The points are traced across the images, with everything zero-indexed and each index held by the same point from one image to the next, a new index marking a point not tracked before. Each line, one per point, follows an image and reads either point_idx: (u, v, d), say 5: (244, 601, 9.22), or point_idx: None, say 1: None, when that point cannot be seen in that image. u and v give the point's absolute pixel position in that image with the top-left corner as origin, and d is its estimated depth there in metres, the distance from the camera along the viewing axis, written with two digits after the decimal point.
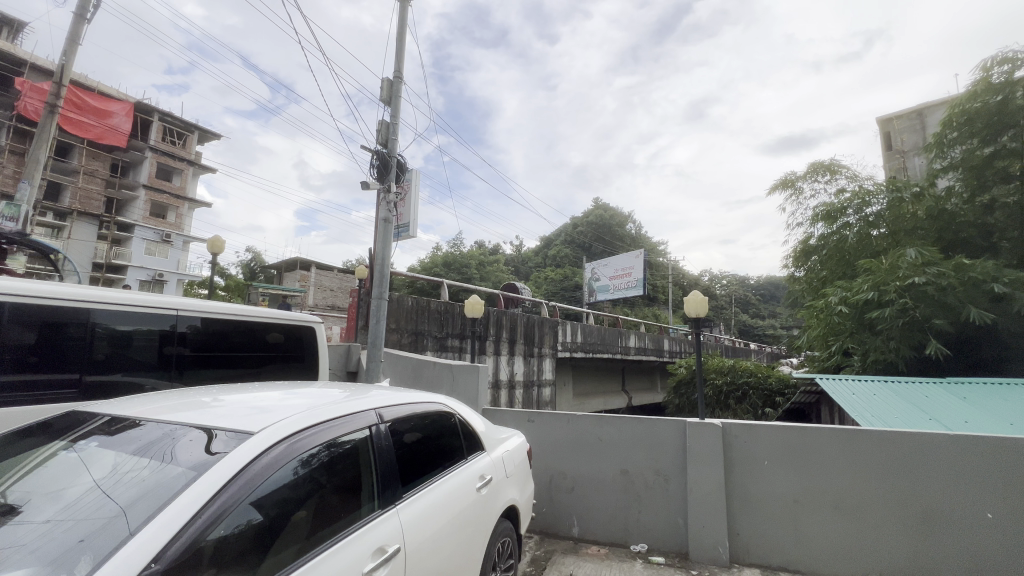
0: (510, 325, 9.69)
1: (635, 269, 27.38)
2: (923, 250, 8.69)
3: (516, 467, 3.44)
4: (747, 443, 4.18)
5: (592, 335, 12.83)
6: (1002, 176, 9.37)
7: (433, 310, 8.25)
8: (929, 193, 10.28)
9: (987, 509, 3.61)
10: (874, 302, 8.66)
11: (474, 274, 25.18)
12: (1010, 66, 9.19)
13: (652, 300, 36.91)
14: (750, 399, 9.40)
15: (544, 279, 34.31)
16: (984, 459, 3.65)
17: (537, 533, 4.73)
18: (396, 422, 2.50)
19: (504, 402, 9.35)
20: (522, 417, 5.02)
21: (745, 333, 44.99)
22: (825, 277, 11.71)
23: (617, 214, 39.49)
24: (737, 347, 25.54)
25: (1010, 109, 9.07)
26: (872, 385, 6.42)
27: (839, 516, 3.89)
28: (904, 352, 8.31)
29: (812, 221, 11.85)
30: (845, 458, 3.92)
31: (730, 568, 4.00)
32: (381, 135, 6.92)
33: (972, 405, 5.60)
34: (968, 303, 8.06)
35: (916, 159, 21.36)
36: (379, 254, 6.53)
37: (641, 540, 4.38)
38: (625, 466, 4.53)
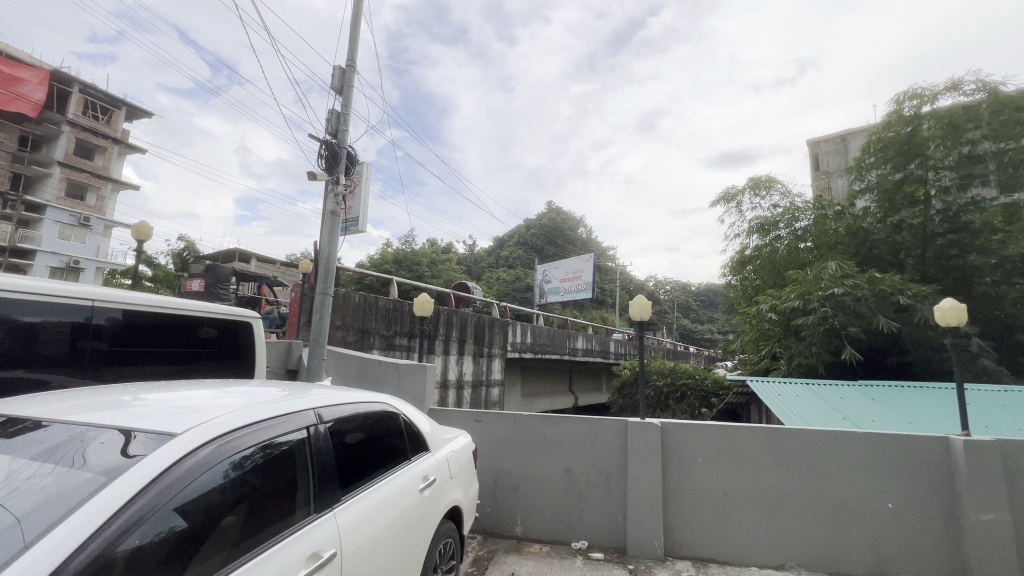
0: (460, 325, 9.61)
1: (586, 272, 27.99)
2: (842, 264, 9.54)
3: (461, 467, 3.42)
4: (684, 442, 4.39)
5: (541, 336, 12.99)
6: (909, 199, 10.39)
7: (381, 307, 8.03)
8: (849, 212, 11.28)
9: (889, 499, 3.99)
10: (800, 309, 9.46)
11: (426, 272, 24.83)
12: (918, 101, 10.18)
13: (600, 302, 37.93)
14: (688, 400, 9.85)
15: (496, 279, 34.36)
16: (888, 454, 4.04)
17: (480, 533, 4.72)
18: (338, 423, 2.42)
19: (452, 402, 9.27)
20: (469, 417, 5.00)
21: (686, 337, 47.36)
22: (758, 285, 12.49)
23: (569, 218, 40.25)
24: (678, 350, 26.75)
25: (918, 140, 10.06)
26: (796, 387, 6.94)
27: (763, 509, 4.16)
28: (824, 356, 9.00)
29: (748, 232, 12.65)
30: (771, 454, 4.20)
31: (664, 561, 4.18)
32: (331, 125, 6.64)
33: (880, 406, 6.18)
34: (878, 312, 8.91)
35: (838, 180, 23.32)
36: (325, 248, 6.28)
37: (583, 537, 4.48)
38: (569, 465, 4.62)
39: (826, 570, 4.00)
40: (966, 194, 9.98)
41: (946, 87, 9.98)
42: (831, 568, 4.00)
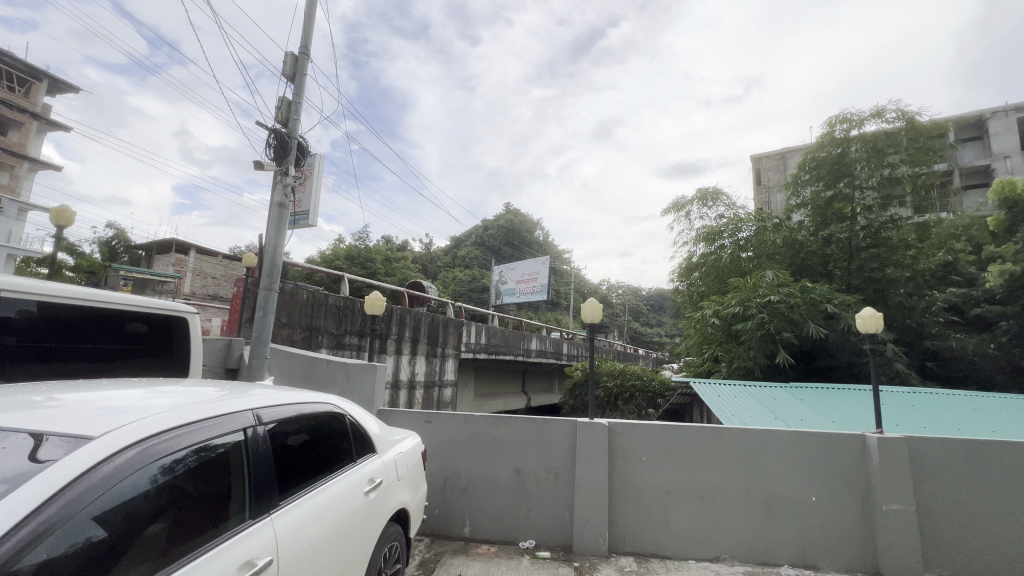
0: (414, 324, 9.46)
1: (541, 275, 28.27)
2: (779, 273, 10.20)
3: (409, 469, 3.37)
4: (630, 442, 4.53)
5: (495, 337, 12.99)
6: (838, 215, 11.23)
7: (330, 304, 7.76)
8: (786, 225, 12.08)
9: (813, 492, 4.30)
10: (740, 315, 10.01)
11: (380, 269, 24.22)
12: (847, 125, 11.03)
13: (554, 304, 38.50)
14: (636, 401, 10.18)
15: (452, 278, 34.05)
16: (813, 451, 4.35)
17: (427, 535, 4.66)
18: (280, 424, 2.32)
19: (403, 403, 9.10)
20: (419, 418, 4.93)
21: (636, 340, 48.93)
22: (703, 290, 13.08)
23: (526, 220, 40.57)
24: (628, 352, 27.58)
25: (847, 160, 10.88)
26: (734, 388, 7.34)
27: (701, 504, 4.37)
28: (760, 359, 9.57)
29: (695, 240, 13.25)
30: (709, 452, 4.42)
31: (608, 558, 4.29)
32: (281, 113, 6.35)
33: (806, 407, 6.65)
34: (808, 320, 9.58)
35: (777, 195, 24.91)
36: (270, 241, 6.00)
37: (530, 536, 4.53)
38: (519, 465, 4.65)
39: (756, 560, 4.25)
40: (886, 212, 10.95)
41: (871, 113, 10.88)
42: (761, 559, 4.25)
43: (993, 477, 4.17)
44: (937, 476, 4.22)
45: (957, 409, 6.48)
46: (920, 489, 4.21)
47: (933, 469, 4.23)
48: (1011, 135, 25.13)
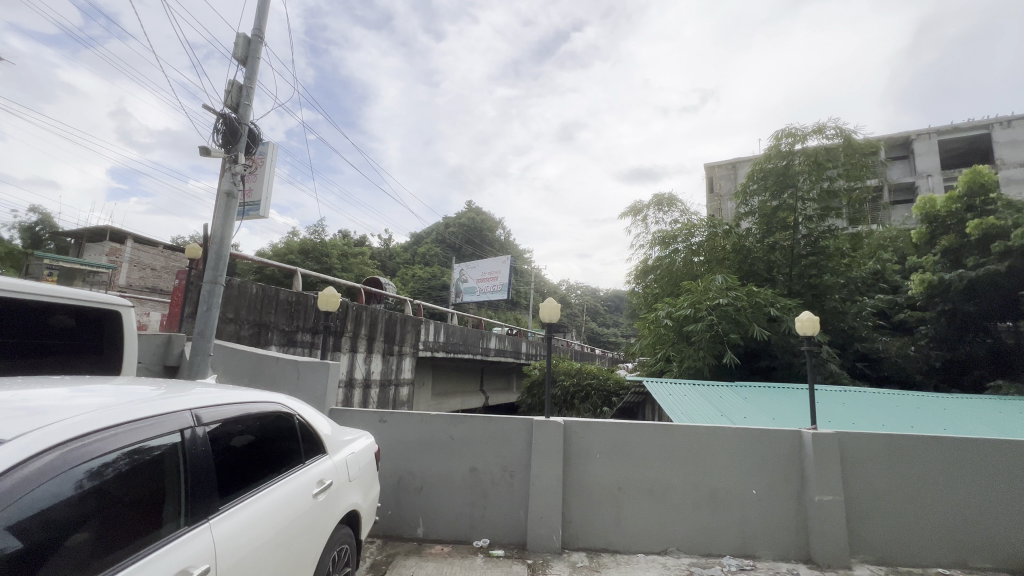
0: (370, 321, 9.24)
1: (501, 274, 28.35)
2: (728, 277, 10.73)
3: (362, 470, 3.29)
4: (585, 440, 4.61)
5: (454, 335, 12.90)
6: (782, 224, 11.84)
7: (281, 300, 7.43)
8: (735, 232, 12.69)
9: (753, 486, 4.53)
10: (691, 317, 10.45)
11: (336, 264, 23.49)
12: (792, 139, 11.72)
13: (514, 304, 38.62)
14: (591, 399, 10.36)
15: (411, 276, 33.47)
16: (754, 448, 4.59)
17: (380, 537, 4.57)
18: (222, 425, 2.20)
19: (357, 402, 8.86)
20: (373, 418, 4.81)
21: (593, 340, 49.94)
22: (657, 292, 13.54)
23: (488, 219, 40.50)
24: (585, 352, 28.07)
25: (791, 173, 11.56)
26: (684, 387, 7.64)
27: (651, 500, 4.51)
28: (708, 360, 9.99)
29: (651, 244, 13.77)
30: (658, 449, 4.57)
31: (561, 554, 4.35)
32: (231, 97, 6.02)
33: (749, 404, 7.02)
34: (752, 321, 10.10)
35: (727, 204, 26.13)
36: (216, 232, 5.68)
37: (484, 535, 4.52)
38: (474, 465, 4.64)
39: (700, 551, 4.44)
40: (824, 222, 11.70)
41: (813, 129, 11.60)
42: (705, 550, 4.44)
43: (914, 467, 4.54)
44: (864, 468, 4.56)
45: (882, 406, 7.02)
46: (849, 481, 4.53)
47: (861, 461, 4.56)
48: (933, 156, 27.50)
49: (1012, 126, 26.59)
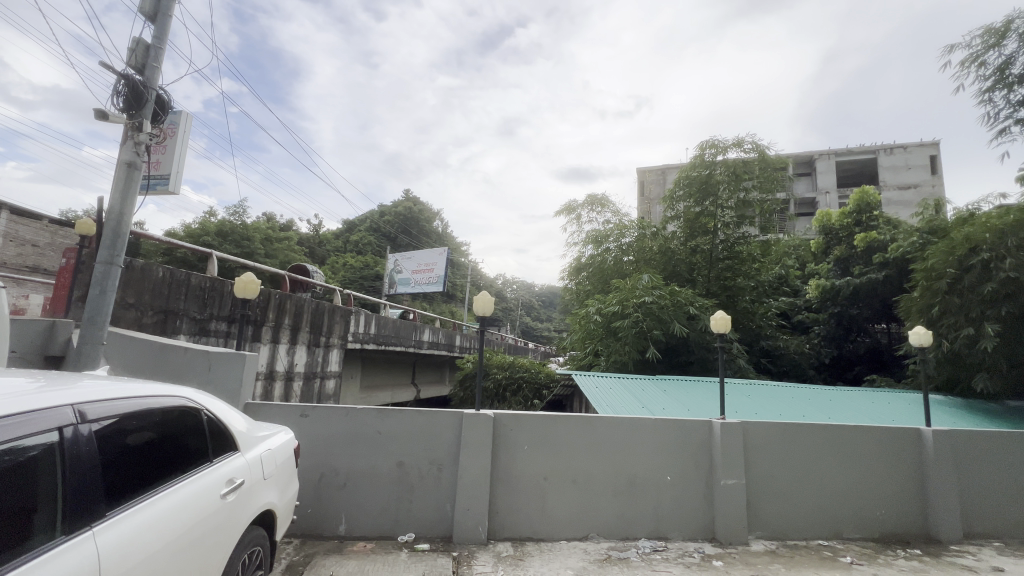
0: (294, 311, 8.73)
1: (438, 265, 27.95)
2: (654, 277, 11.41)
3: (279, 468, 3.10)
4: (513, 432, 4.69)
5: (386, 327, 12.52)
6: (703, 229, 12.76)
7: (192, 285, 6.80)
8: (661, 234, 13.44)
9: (668, 472, 4.85)
10: (618, 313, 10.97)
11: (258, 249, 21.92)
12: (715, 150, 12.55)
13: (450, 297, 38.20)
14: (523, 392, 10.51)
15: (342, 264, 31.97)
16: (670, 437, 4.91)
17: (297, 537, 4.36)
18: (116, 421, 1.99)
19: (278, 395, 8.36)
20: (294, 412, 4.56)
21: (527, 334, 50.86)
22: (589, 289, 14.04)
23: (425, 209, 39.64)
24: (519, 345, 28.48)
25: (712, 181, 12.40)
26: (610, 380, 8.01)
27: (575, 489, 4.69)
28: (633, 354, 10.49)
29: (585, 243, 14.24)
30: (583, 439, 4.76)
31: (486, 545, 4.39)
32: (135, 57, 5.37)
33: (668, 397, 7.49)
34: (674, 319, 10.74)
35: (656, 207, 27.61)
36: (114, 207, 5.08)
37: (409, 529, 4.46)
38: (401, 459, 4.55)
39: (618, 535, 4.68)
40: (740, 229, 12.68)
41: (733, 143, 12.50)
42: (622, 534, 4.69)
43: (805, 451, 5.10)
44: (763, 453, 5.03)
45: (782, 398, 7.78)
46: (750, 466, 4.98)
47: (761, 447, 5.03)
48: (831, 175, 30.83)
49: (893, 153, 30.44)
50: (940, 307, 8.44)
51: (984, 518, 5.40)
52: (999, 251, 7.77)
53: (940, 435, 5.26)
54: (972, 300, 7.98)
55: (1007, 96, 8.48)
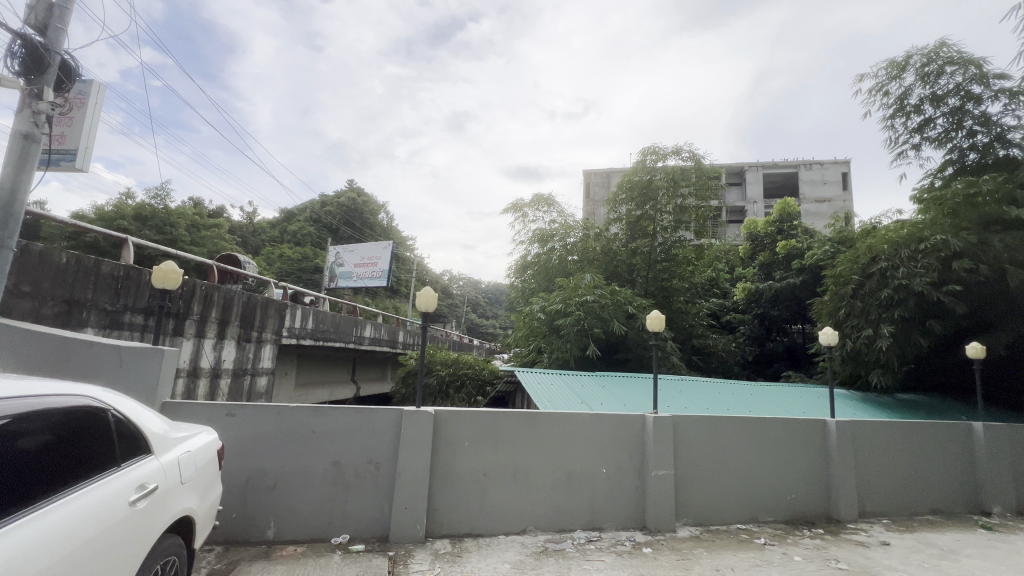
0: (223, 304, 8.18)
1: (382, 259, 27.20)
2: (595, 276, 11.76)
3: (199, 471, 2.90)
4: (453, 429, 4.67)
5: (325, 322, 12.02)
6: (643, 232, 13.33)
7: (103, 273, 6.18)
8: (603, 235, 13.88)
9: (604, 465, 5.03)
10: (561, 311, 11.22)
11: (183, 236, 20.26)
12: (655, 157, 13.08)
13: (394, 292, 37.28)
14: (466, 389, 10.47)
15: (278, 255, 30.27)
16: (607, 431, 5.09)
17: (219, 544, 4.10)
18: (4, 423, 1.78)
19: (202, 393, 7.80)
20: (218, 411, 4.27)
21: (472, 330, 50.72)
22: (534, 287, 14.25)
23: (369, 201, 38.40)
24: (464, 341, 28.37)
25: (652, 187, 12.94)
26: (552, 377, 8.18)
27: (514, 484, 4.75)
28: (574, 351, 10.78)
29: (531, 241, 14.38)
30: (523, 434, 4.83)
31: (424, 543, 4.35)
32: (35, 16, 4.77)
33: (606, 392, 7.76)
34: (613, 317, 11.12)
35: (600, 209, 28.48)
36: (5, 184, 4.51)
37: (344, 531, 4.32)
38: (337, 458, 4.40)
39: (555, 528, 4.80)
40: (676, 233, 13.34)
41: (672, 151, 13.10)
42: (559, 526, 4.81)
43: (728, 442, 5.47)
44: (691, 445, 5.35)
45: (709, 394, 8.29)
46: (679, 457, 5.28)
47: (689, 439, 5.35)
48: (758, 186, 33.23)
49: (812, 169, 33.27)
50: (845, 309, 9.36)
51: (877, 499, 6.04)
52: (894, 260, 8.76)
53: (842, 425, 5.83)
54: (872, 304, 8.89)
55: (905, 123, 9.52)
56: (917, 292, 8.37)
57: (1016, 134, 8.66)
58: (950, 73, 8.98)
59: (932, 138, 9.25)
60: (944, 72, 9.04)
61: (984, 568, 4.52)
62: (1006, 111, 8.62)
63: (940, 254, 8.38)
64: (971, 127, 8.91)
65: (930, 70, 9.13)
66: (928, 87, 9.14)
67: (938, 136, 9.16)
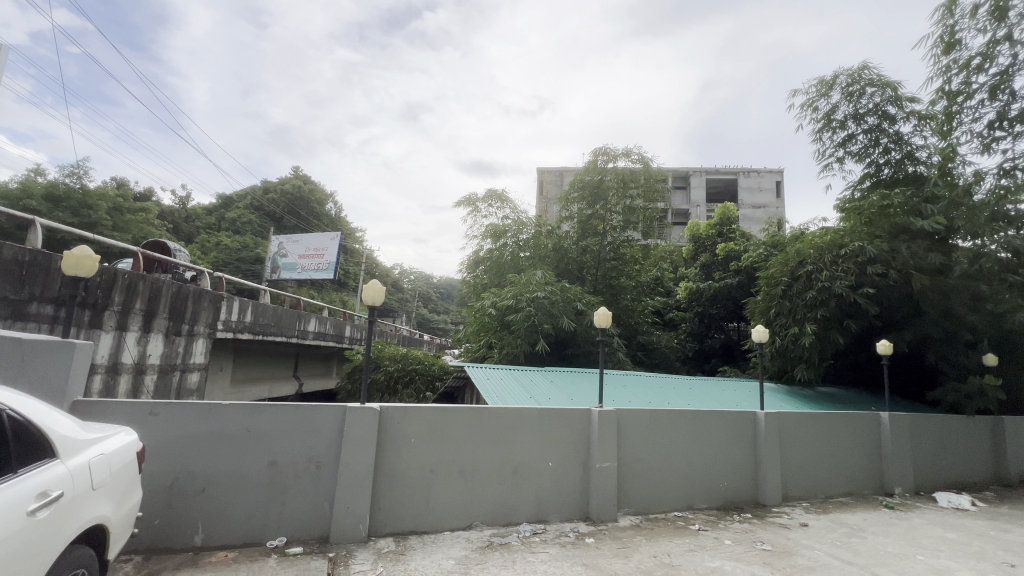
0: (149, 294, 7.56)
1: (329, 251, 26.17)
2: (546, 273, 11.90)
3: (114, 476, 2.63)
4: (399, 425, 4.57)
5: (265, 315, 11.41)
6: (594, 231, 13.66)
7: (4, 258, 5.53)
8: (555, 233, 14.11)
9: (550, 459, 5.12)
10: (512, 307, 11.27)
11: (104, 219, 18.51)
12: (606, 158, 13.39)
13: (341, 285, 36.01)
14: (415, 384, 10.28)
15: (214, 244, 28.38)
16: (553, 425, 5.18)
17: (140, 553, 3.80)
18: None
19: (124, 391, 7.20)
20: (139, 411, 3.94)
21: (423, 325, 50.00)
22: (486, 282, 14.23)
23: (317, 189, 36.84)
24: (413, 336, 27.84)
25: (603, 187, 13.25)
26: (501, 372, 8.22)
27: (460, 480, 4.73)
28: (524, 347, 10.88)
29: (483, 236, 14.33)
30: (470, 429, 4.82)
31: (366, 542, 4.24)
32: None
33: (555, 387, 7.90)
34: (563, 314, 11.32)
35: (553, 207, 28.92)
36: None
37: (280, 533, 4.13)
38: (274, 458, 4.19)
39: (500, 522, 4.83)
40: (625, 233, 13.75)
41: (622, 152, 13.47)
42: (505, 520, 4.85)
43: (667, 433, 5.73)
44: (633, 437, 5.54)
45: (652, 388, 8.63)
46: (622, 449, 5.45)
47: (632, 431, 5.54)
48: (701, 190, 35.00)
49: (749, 177, 35.40)
50: (775, 308, 10.05)
51: (798, 484, 6.54)
52: (818, 264, 9.48)
53: (770, 417, 6.25)
54: (798, 304, 9.59)
55: (831, 137, 10.31)
56: (837, 294, 9.10)
57: (922, 153, 9.61)
58: (870, 93, 9.81)
59: (853, 153, 10.07)
60: (865, 93, 9.86)
61: (886, 544, 5.00)
62: (915, 132, 9.55)
63: (857, 260, 9.15)
64: (887, 145, 9.78)
65: (854, 90, 9.93)
66: (852, 105, 9.93)
67: (858, 151, 9.98)
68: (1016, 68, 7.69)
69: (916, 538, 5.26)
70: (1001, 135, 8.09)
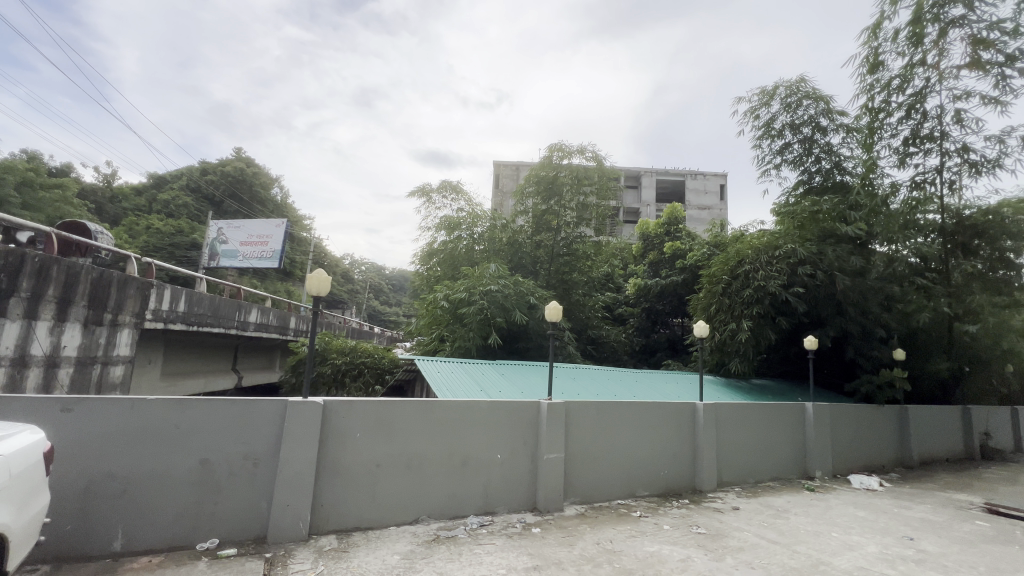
0: (64, 280, 6.88)
1: (274, 238, 24.89)
2: (500, 266, 11.89)
3: (14, 479, 2.38)
4: (344, 420, 4.43)
5: (201, 305, 10.70)
6: (548, 226, 13.82)
7: None
8: (510, 227, 14.16)
9: (498, 451, 5.14)
10: (464, 300, 11.19)
11: (12, 195, 16.66)
12: (561, 154, 13.53)
13: (287, 274, 34.37)
14: (363, 377, 10.00)
15: (143, 227, 26.26)
16: (502, 418, 5.20)
17: (47, 562, 3.47)
18: None
19: (32, 386, 6.53)
20: (47, 407, 3.57)
21: (373, 318, 48.73)
22: (439, 275, 14.04)
23: (261, 173, 34.85)
24: (363, 329, 27.05)
25: (558, 182, 13.38)
26: (453, 365, 8.16)
27: (407, 473, 4.66)
28: (476, 340, 10.84)
29: (437, 228, 14.11)
30: (418, 423, 4.75)
31: (307, 541, 4.09)
32: None
33: (505, 380, 7.95)
34: (515, 307, 11.38)
35: (509, 201, 28.93)
36: None
37: (212, 535, 3.90)
38: (206, 456, 3.95)
39: (447, 515, 4.81)
40: (578, 229, 13.99)
41: (577, 149, 13.66)
42: (452, 513, 4.83)
43: (613, 425, 5.91)
44: (580, 429, 5.67)
45: (600, 381, 8.87)
46: (570, 441, 5.57)
47: (579, 423, 5.67)
48: (651, 190, 36.19)
49: (696, 178, 37.01)
50: (716, 305, 10.60)
51: (732, 470, 6.95)
52: (755, 264, 10.05)
53: (708, 408, 6.59)
54: (736, 301, 10.15)
55: (770, 145, 10.92)
56: (771, 293, 9.70)
57: (849, 163, 10.39)
58: (805, 105, 10.47)
59: (790, 160, 10.73)
60: (802, 104, 10.51)
61: (806, 523, 5.42)
62: (843, 143, 10.30)
63: (789, 261, 9.79)
64: (818, 155, 10.50)
65: (792, 101, 10.56)
66: (790, 115, 10.56)
67: (794, 159, 10.65)
68: (929, 89, 8.46)
69: (832, 517, 5.73)
70: (915, 151, 8.90)
